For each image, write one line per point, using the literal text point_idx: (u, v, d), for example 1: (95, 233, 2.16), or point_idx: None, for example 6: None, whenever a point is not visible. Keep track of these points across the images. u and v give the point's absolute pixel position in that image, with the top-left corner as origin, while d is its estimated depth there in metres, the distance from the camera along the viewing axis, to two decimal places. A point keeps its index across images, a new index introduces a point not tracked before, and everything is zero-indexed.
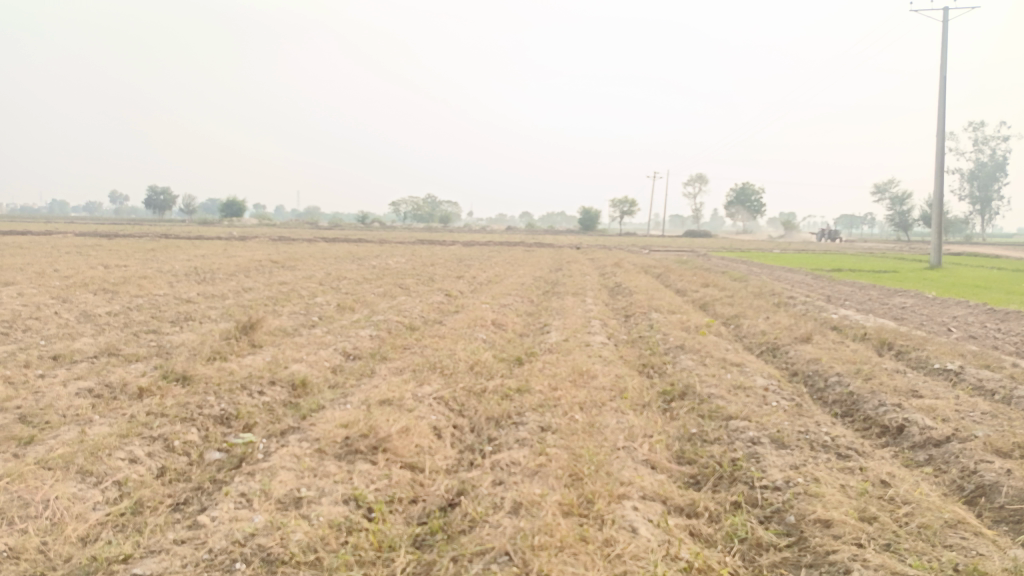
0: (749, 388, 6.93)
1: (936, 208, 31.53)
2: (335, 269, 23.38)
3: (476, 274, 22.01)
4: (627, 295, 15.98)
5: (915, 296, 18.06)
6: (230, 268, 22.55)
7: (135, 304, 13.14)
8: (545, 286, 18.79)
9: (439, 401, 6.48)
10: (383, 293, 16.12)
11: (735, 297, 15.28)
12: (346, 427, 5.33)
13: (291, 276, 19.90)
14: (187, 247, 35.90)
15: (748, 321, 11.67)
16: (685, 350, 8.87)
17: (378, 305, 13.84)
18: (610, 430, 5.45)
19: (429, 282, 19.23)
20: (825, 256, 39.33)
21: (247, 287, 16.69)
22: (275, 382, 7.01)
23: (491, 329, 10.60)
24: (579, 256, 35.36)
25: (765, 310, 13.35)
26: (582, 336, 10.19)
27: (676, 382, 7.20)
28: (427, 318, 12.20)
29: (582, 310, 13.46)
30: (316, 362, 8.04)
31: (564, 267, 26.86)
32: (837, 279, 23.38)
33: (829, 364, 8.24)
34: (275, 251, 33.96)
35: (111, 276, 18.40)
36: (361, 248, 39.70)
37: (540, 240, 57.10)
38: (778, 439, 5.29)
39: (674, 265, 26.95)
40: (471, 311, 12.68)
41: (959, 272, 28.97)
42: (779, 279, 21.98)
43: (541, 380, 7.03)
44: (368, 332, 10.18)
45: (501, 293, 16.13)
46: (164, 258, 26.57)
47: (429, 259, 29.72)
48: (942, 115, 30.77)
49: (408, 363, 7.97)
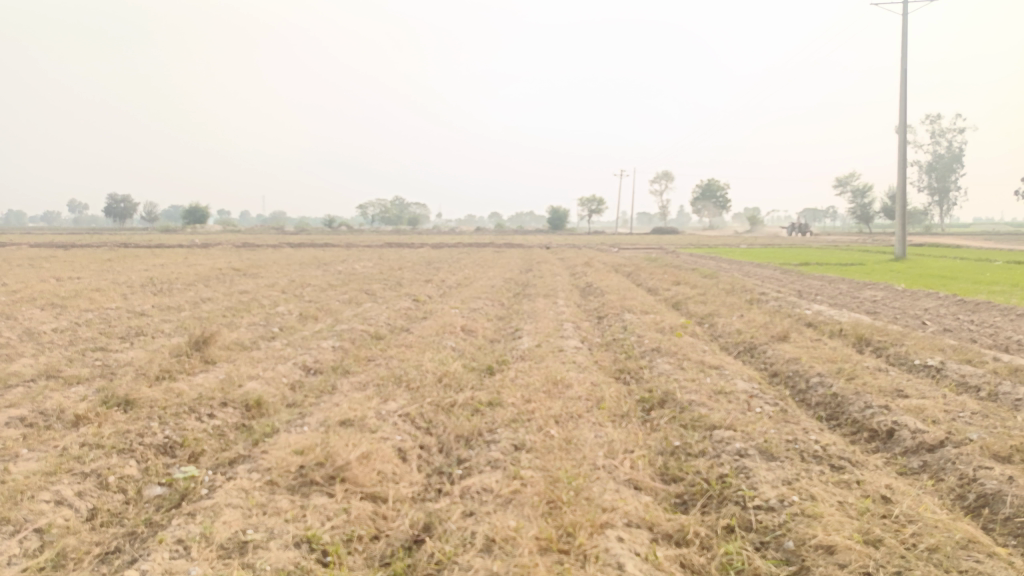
0: (731, 394, 6.62)
1: (900, 200, 31.86)
2: (299, 275, 22.75)
3: (445, 277, 21.55)
4: (599, 296, 15.66)
5: (885, 288, 18.05)
6: (189, 277, 21.78)
7: (83, 319, 12.44)
8: (516, 289, 18.40)
9: (404, 418, 6.04)
10: (348, 300, 15.59)
11: (709, 295, 15.05)
12: (301, 453, 4.87)
13: (253, 285, 19.25)
14: (145, 256, 34.83)
15: (723, 320, 11.42)
16: (662, 353, 8.55)
17: (342, 313, 13.32)
18: (589, 447, 5.06)
19: (397, 287, 18.73)
20: (792, 250, 39.60)
21: (205, 298, 16.03)
22: (227, 404, 6.51)
23: (460, 336, 10.18)
24: (549, 255, 35.09)
25: (739, 308, 13.12)
26: (555, 341, 9.81)
27: (655, 388, 6.86)
28: (393, 325, 11.75)
29: (554, 313, 13.09)
30: (274, 379, 7.54)
31: (534, 267, 26.56)
32: (806, 273, 23.38)
33: (809, 364, 7.98)
34: (239, 258, 33.09)
35: (62, 290, 17.58)
36: (326, 253, 38.95)
37: (509, 240, 56.70)
38: (767, 450, 4.96)
39: (644, 263, 26.79)
40: (439, 317, 12.25)
41: (924, 262, 29.29)
42: (750, 274, 21.89)
43: (513, 392, 6.63)
44: (331, 343, 9.69)
45: (470, 297, 15.72)
46: (120, 268, 25.66)
47: (397, 263, 29.17)
48: (904, 108, 31.10)
49: (372, 376, 7.52)
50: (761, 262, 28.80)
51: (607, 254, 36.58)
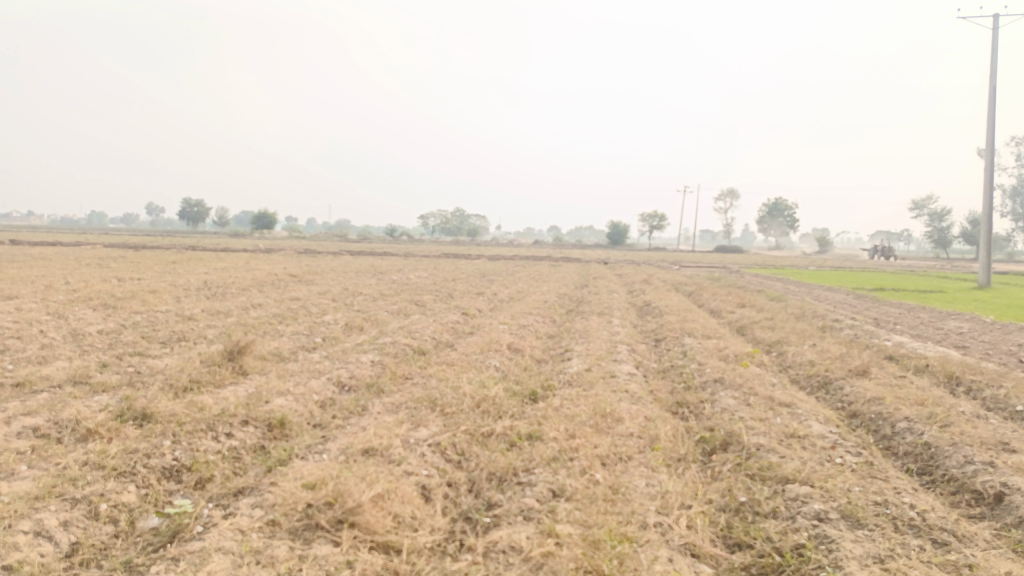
0: (804, 439, 5.81)
1: (986, 226, 29.86)
2: (352, 284, 22.59)
3: (498, 290, 21.04)
4: (657, 316, 14.83)
5: (971, 319, 16.63)
6: (245, 282, 21.86)
7: (131, 321, 12.36)
8: (570, 305, 17.72)
9: (433, 449, 5.46)
10: (397, 311, 15.19)
11: (776, 320, 14.07)
12: (312, 488, 4.35)
13: (306, 292, 19.11)
14: (209, 260, 35.57)
15: (793, 349, 10.49)
16: (725, 385, 7.76)
17: (388, 325, 12.90)
18: (638, 498, 4.38)
19: (448, 299, 18.29)
20: (864, 274, 37.70)
21: (256, 304, 15.89)
22: (248, 422, 6.07)
23: (506, 356, 9.58)
24: (607, 271, 34.24)
25: (810, 336, 12.12)
26: (608, 365, 9.10)
27: (716, 427, 6.11)
28: (439, 340, 11.23)
29: (608, 333, 12.37)
30: (303, 395, 7.09)
31: (590, 283, 25.80)
32: (881, 299, 21.97)
33: (894, 405, 7.05)
34: (298, 264, 33.38)
35: (119, 290, 17.77)
36: (384, 262, 39.06)
37: (567, 254, 55.91)
38: (852, 515, 4.19)
39: (706, 283, 25.73)
40: (487, 334, 11.69)
41: (1012, 292, 27.29)
42: (820, 299, 20.66)
43: (556, 424, 5.98)
44: (370, 357, 9.22)
45: (522, 312, 15.11)
46: (182, 271, 26.06)
47: (452, 275, 28.88)
48: (992, 128, 29.20)
49: (406, 397, 6.98)
50: (832, 286, 27.29)
51: (667, 272, 35.49)
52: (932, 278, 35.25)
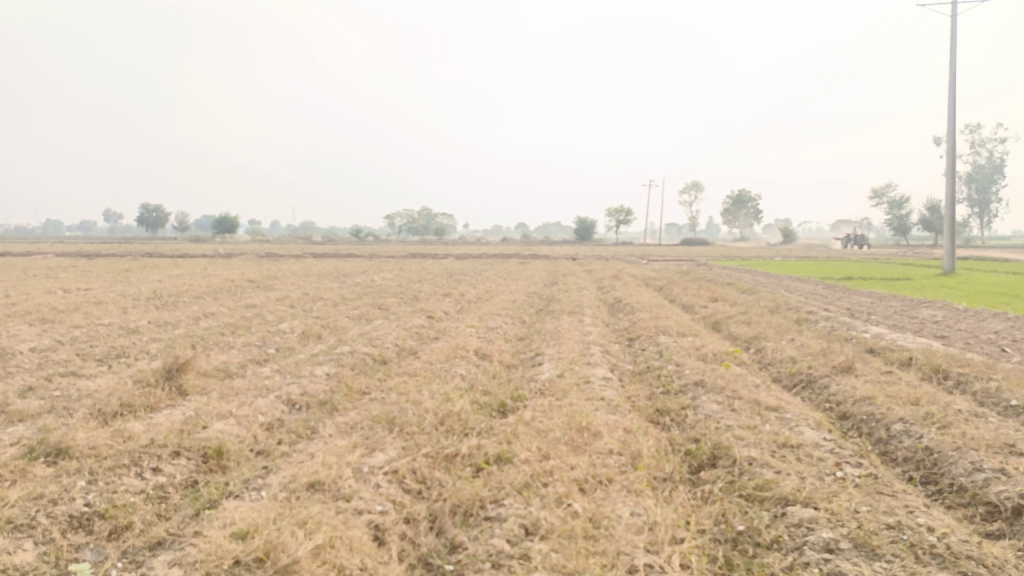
0: (799, 449, 5.31)
1: (949, 212, 30.05)
2: (313, 288, 21.73)
3: (465, 291, 20.38)
4: (629, 314, 14.33)
5: (944, 307, 16.44)
6: (200, 290, 20.89)
7: (69, 337, 11.46)
8: (539, 305, 17.15)
9: (390, 478, 4.84)
10: (358, 317, 14.45)
11: (751, 314, 13.68)
12: (243, 539, 3.71)
13: (263, 299, 18.26)
14: (164, 266, 34.31)
15: (772, 346, 10.04)
16: (706, 389, 7.25)
17: (348, 332, 12.20)
18: (624, 533, 3.82)
19: (413, 301, 17.58)
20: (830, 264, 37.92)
21: (208, 313, 15.04)
22: (180, 454, 5.36)
23: (473, 363, 8.97)
24: (575, 268, 33.82)
25: (787, 330, 11.72)
26: (581, 370, 8.54)
27: (702, 439, 5.59)
28: (401, 348, 10.56)
29: (580, 333, 11.82)
30: (247, 417, 6.40)
31: (559, 280, 25.33)
32: (851, 289, 21.84)
33: (887, 405, 6.61)
34: (258, 269, 32.34)
35: (61, 302, 16.74)
36: (348, 264, 38.15)
37: (535, 251, 55.46)
38: (865, 544, 3.69)
39: (676, 277, 25.42)
40: (452, 339, 11.06)
41: (976, 278, 27.48)
42: (791, 290, 20.43)
43: (528, 442, 5.40)
44: (325, 369, 8.53)
45: (489, 314, 14.49)
46: (135, 280, 24.97)
47: (417, 275, 28.12)
48: (952, 114, 29.35)
49: (362, 416, 6.34)
50: (801, 276, 27.17)
51: (636, 266, 35.16)
52: (897, 266, 35.42)
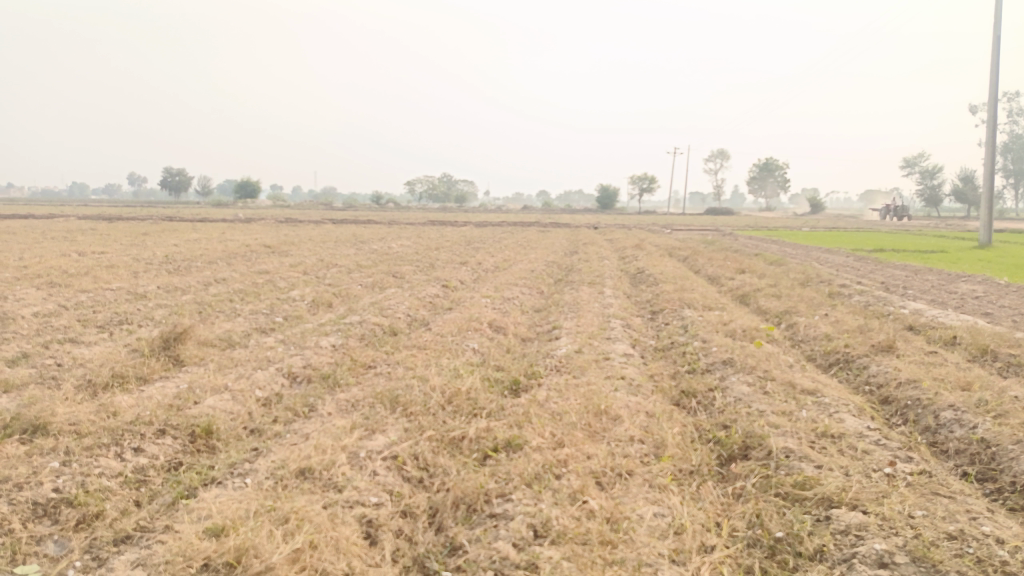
0: (840, 439, 4.81)
1: (987, 182, 28.80)
2: (329, 254, 21.37)
3: (482, 259, 19.89)
4: (652, 285, 13.78)
5: (983, 282, 15.66)
6: (214, 255, 20.62)
7: (74, 301, 11.19)
8: (559, 275, 16.62)
9: (388, 465, 4.42)
10: (372, 285, 14.04)
11: (780, 287, 13.06)
12: (217, 538, 3.32)
13: (277, 265, 17.91)
14: (182, 231, 34.19)
15: (804, 322, 9.47)
16: (735, 368, 6.75)
17: (360, 301, 11.80)
18: (645, 539, 3.37)
19: (429, 270, 17.14)
20: (860, 235, 36.78)
21: (220, 279, 14.72)
22: (165, 432, 4.98)
23: (487, 336, 8.52)
24: (596, 236, 33.14)
25: (819, 305, 11.11)
26: (601, 345, 8.05)
27: (732, 426, 5.11)
28: (413, 319, 10.14)
29: (600, 305, 11.31)
30: (243, 392, 6.01)
31: (580, 249, 24.74)
32: (883, 261, 21.02)
33: (934, 390, 6.06)
34: (276, 234, 32.07)
35: (74, 265, 16.53)
36: (366, 230, 37.78)
37: (556, 219, 54.62)
38: (924, 558, 3.19)
39: (700, 247, 24.74)
40: (467, 309, 10.61)
41: (1014, 251, 26.43)
42: (821, 262, 19.69)
43: (541, 426, 4.94)
44: (331, 340, 8.14)
45: (507, 284, 14.02)
46: (152, 244, 24.82)
47: (435, 243, 27.64)
48: (996, 77, 27.91)
49: (365, 393, 5.93)
50: (831, 248, 26.32)
51: (659, 235, 34.40)
52: (930, 237, 34.29)
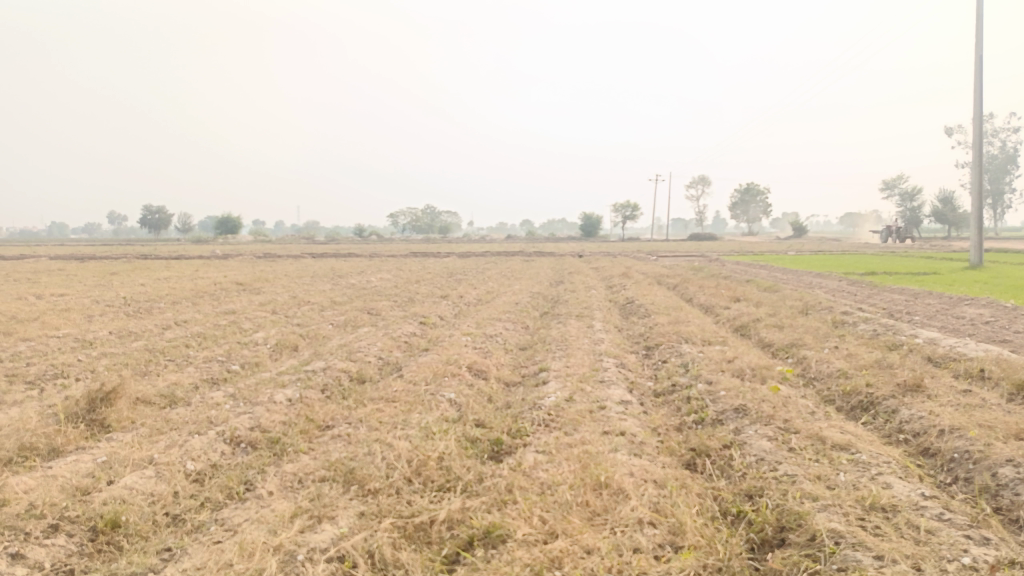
0: (896, 514, 3.90)
1: (975, 202, 28.38)
2: (302, 291, 20.34)
3: (464, 293, 19.00)
4: (644, 317, 12.91)
5: (989, 305, 14.90)
6: (181, 295, 19.59)
7: (10, 352, 10.15)
8: (544, 307, 15.73)
9: (334, 569, 3.46)
10: (344, 324, 13.07)
11: (781, 316, 12.24)
12: None
13: (247, 304, 16.89)
14: (154, 269, 33.04)
15: (815, 357, 8.60)
16: (750, 417, 5.85)
17: (329, 343, 10.82)
18: None
19: (407, 305, 16.18)
20: (848, 257, 36.25)
21: (181, 321, 13.70)
22: (58, 528, 3.99)
23: (465, 383, 7.58)
24: (582, 265, 32.41)
25: (826, 336, 10.28)
26: (594, 392, 7.13)
27: (761, 500, 4.20)
28: (386, 364, 9.18)
29: (590, 342, 10.40)
30: (172, 467, 5.03)
31: (566, 279, 23.92)
32: (878, 285, 20.33)
33: (984, 439, 5.19)
34: (252, 271, 31.01)
35: (26, 310, 15.44)
36: (345, 263, 36.83)
37: (540, 248, 53.86)
38: None
39: (689, 274, 24.01)
40: (444, 351, 9.66)
41: (1007, 271, 25.91)
42: (815, 288, 18.97)
43: (527, 507, 4.00)
44: (289, 393, 7.17)
45: (489, 319, 13.09)
46: (119, 285, 23.72)
47: (416, 276, 26.71)
48: (979, 98, 27.62)
49: (317, 463, 4.96)
50: (822, 272, 25.66)
51: (645, 263, 33.72)
52: (919, 259, 33.81)
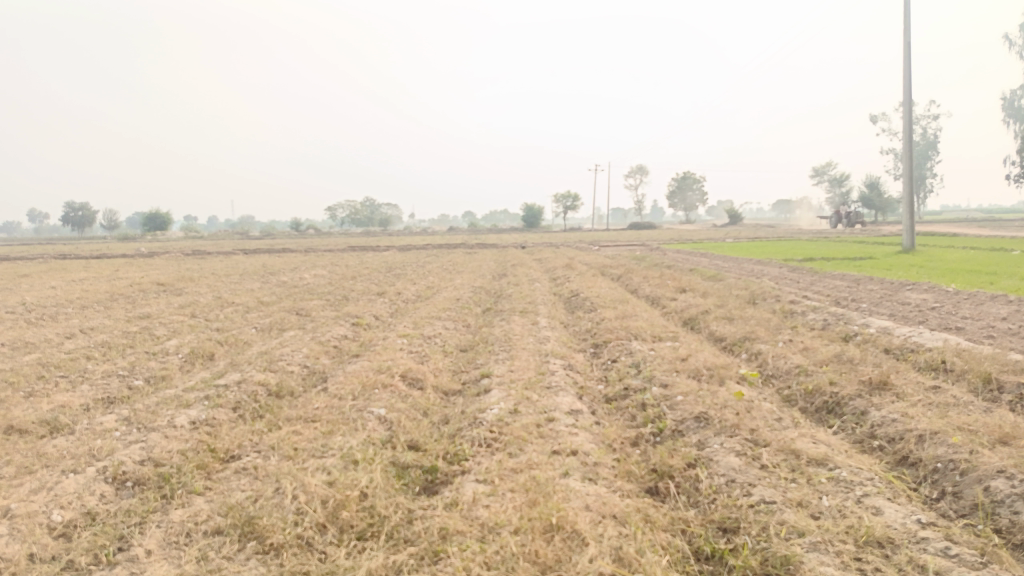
0: (894, 552, 3.35)
1: (907, 188, 28.90)
2: (228, 291, 19.09)
3: (402, 289, 18.10)
4: (590, 312, 12.32)
5: (930, 290, 14.87)
6: (94, 298, 18.10)
7: None
8: (486, 303, 15.00)
9: None
10: (268, 327, 12.07)
11: (730, 307, 11.82)
12: None
13: (164, 307, 15.61)
14: (68, 269, 30.92)
15: (772, 353, 8.13)
16: (714, 428, 5.27)
17: (248, 350, 9.84)
18: None
19: (340, 304, 15.20)
20: (786, 244, 36.66)
21: (86, 329, 12.45)
22: None
23: (397, 396, 6.79)
24: (525, 256, 31.75)
25: (779, 328, 9.88)
26: (540, 400, 6.44)
27: (739, 538, 3.60)
28: (311, 373, 8.31)
29: (534, 340, 9.73)
30: (30, 519, 4.12)
31: (508, 272, 23.26)
32: (820, 271, 20.34)
33: (967, 446, 4.73)
34: (177, 269, 29.24)
35: None
36: (278, 259, 35.29)
37: (482, 240, 53.09)
38: None
39: (633, 264, 23.71)
40: (376, 356, 8.83)
41: (938, 254, 26.49)
42: (760, 276, 18.80)
43: (464, 564, 3.30)
44: (193, 415, 6.25)
45: (427, 318, 12.28)
46: (26, 288, 21.95)
47: (352, 271, 25.62)
48: (908, 86, 28.09)
49: (211, 510, 4.13)
50: (763, 259, 25.65)
51: (587, 253, 33.31)
52: (854, 244, 34.40)
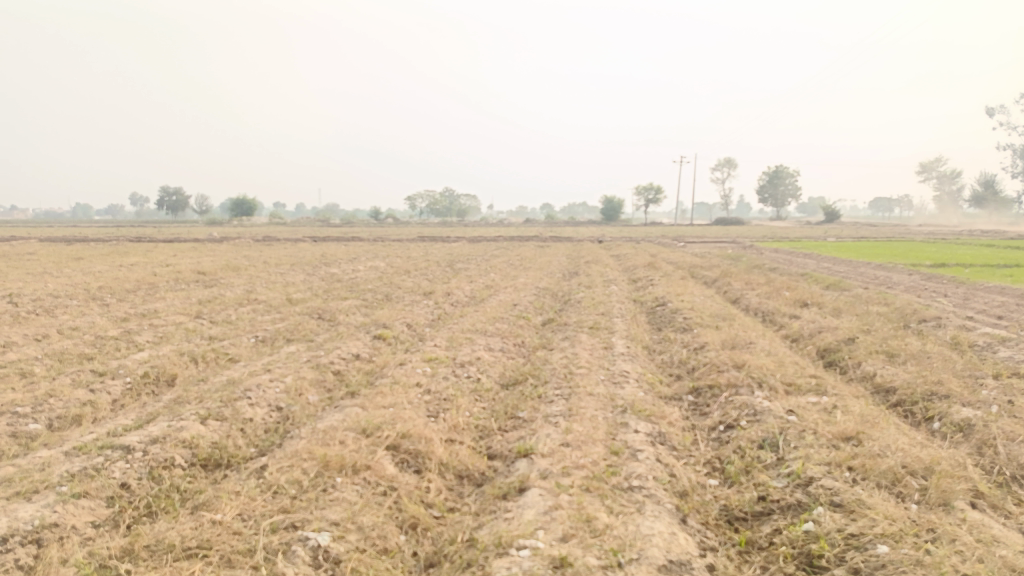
0: None
1: None
2: (264, 284, 16.91)
3: (455, 288, 15.42)
4: (683, 334, 9.24)
5: None
6: (118, 287, 16.25)
7: None
8: (548, 312, 12.09)
9: None
10: (270, 338, 9.55)
11: (885, 336, 8.45)
12: None
13: (177, 302, 13.45)
14: (126, 252, 29.94)
15: (1000, 431, 4.90)
16: None
17: (219, 375, 7.29)
18: None
19: (375, 307, 12.65)
20: (902, 246, 32.01)
21: (64, 329, 10.27)
22: None
23: (369, 494, 4.05)
24: (602, 252, 28.64)
25: (977, 378, 6.56)
26: (609, 528, 3.55)
27: None
28: (274, 426, 5.66)
29: (607, 378, 6.79)
30: None
31: (583, 270, 20.25)
32: (970, 282, 16.35)
33: None
34: (230, 257, 27.53)
35: None
36: (339, 249, 33.31)
37: (557, 232, 50.16)
38: None
39: (730, 266, 20.30)
40: (375, 398, 6.09)
41: None
42: (893, 286, 15.07)
43: None
44: (15, 521, 3.69)
45: (467, 333, 9.47)
46: (64, 272, 20.46)
47: (410, 265, 23.12)
48: None
49: None
50: (885, 264, 21.61)
51: (673, 251, 29.86)
52: (990, 248, 29.47)
